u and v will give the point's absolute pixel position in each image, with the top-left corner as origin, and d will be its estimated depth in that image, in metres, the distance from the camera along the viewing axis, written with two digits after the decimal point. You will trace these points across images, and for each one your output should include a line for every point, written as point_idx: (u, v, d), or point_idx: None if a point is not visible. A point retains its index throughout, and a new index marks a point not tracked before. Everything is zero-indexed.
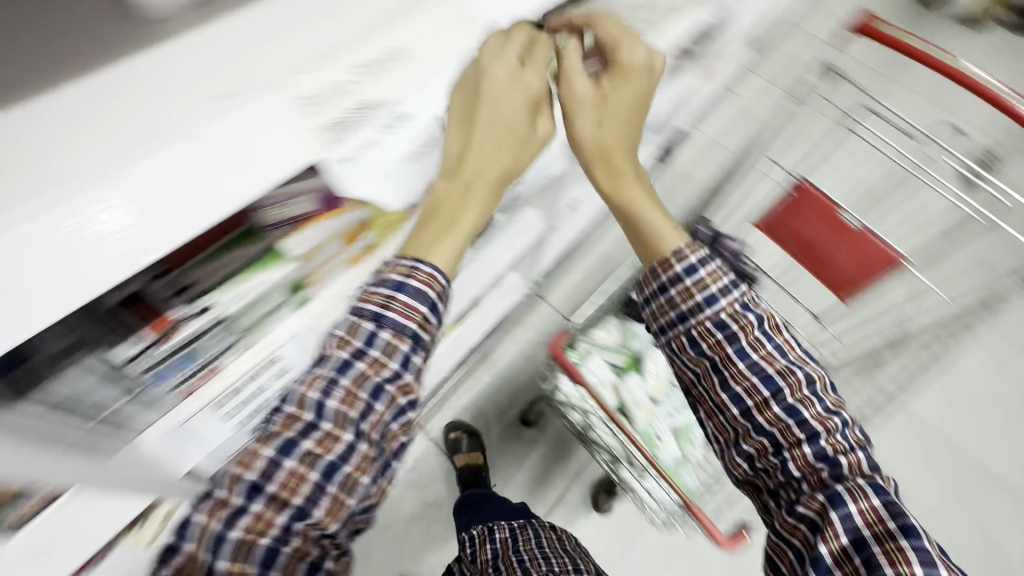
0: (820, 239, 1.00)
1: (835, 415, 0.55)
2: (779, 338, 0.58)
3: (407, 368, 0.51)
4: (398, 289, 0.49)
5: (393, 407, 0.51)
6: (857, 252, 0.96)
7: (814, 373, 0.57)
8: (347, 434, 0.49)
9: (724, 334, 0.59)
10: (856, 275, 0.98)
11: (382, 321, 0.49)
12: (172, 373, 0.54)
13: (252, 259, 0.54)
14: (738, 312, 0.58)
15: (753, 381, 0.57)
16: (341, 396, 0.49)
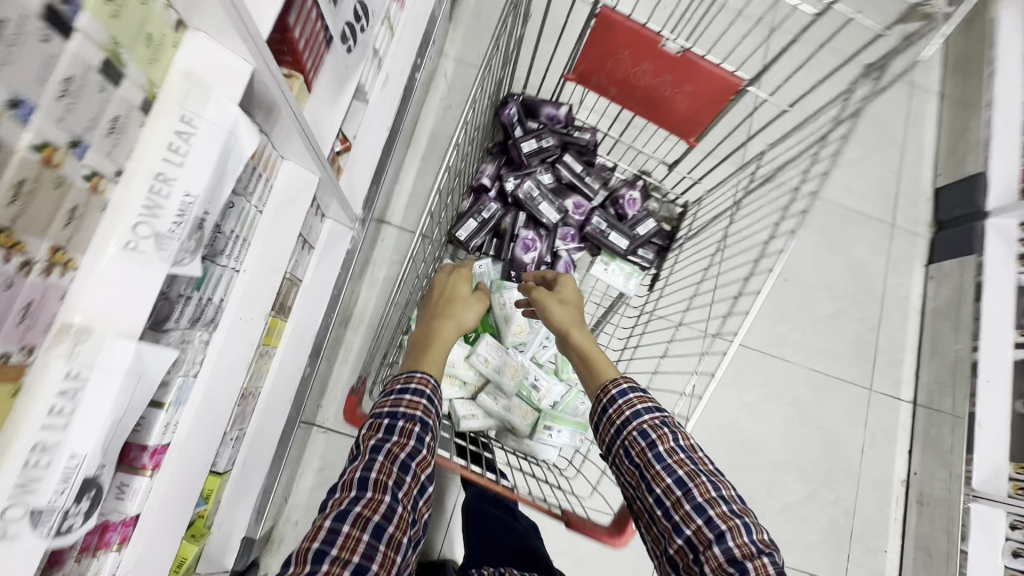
0: (643, 79, 0.77)
1: (737, 518, 0.65)
2: (692, 455, 0.71)
3: (421, 442, 0.71)
4: (407, 392, 0.74)
5: (416, 479, 0.70)
6: (687, 86, 0.76)
7: (724, 486, 0.68)
8: (385, 497, 0.65)
9: (648, 442, 0.72)
10: (695, 112, 0.79)
11: (395, 414, 0.72)
12: None
13: None
14: (659, 424, 0.73)
15: (669, 483, 0.68)
16: (379, 467, 0.67)
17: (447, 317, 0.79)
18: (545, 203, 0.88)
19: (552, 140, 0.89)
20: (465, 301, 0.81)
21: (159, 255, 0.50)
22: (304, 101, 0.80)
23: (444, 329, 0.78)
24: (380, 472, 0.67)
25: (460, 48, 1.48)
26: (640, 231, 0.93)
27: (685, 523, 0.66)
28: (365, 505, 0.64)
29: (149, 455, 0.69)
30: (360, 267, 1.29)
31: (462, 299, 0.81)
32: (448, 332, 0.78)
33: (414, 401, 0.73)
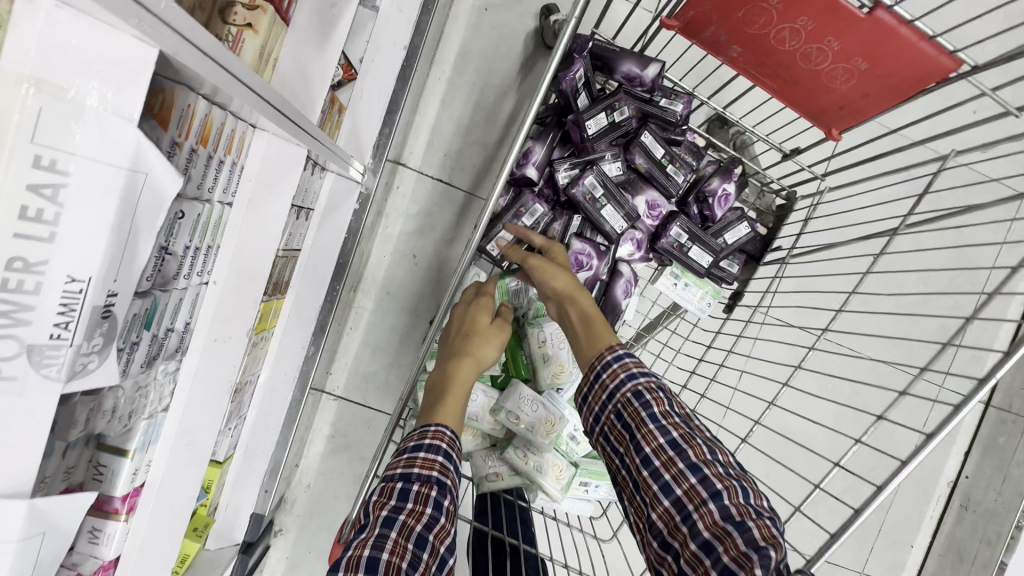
0: (788, 40, 0.55)
1: (734, 477, 0.55)
2: (687, 416, 0.61)
3: (439, 510, 0.56)
4: (421, 448, 0.60)
5: (437, 555, 0.54)
6: (858, 61, 0.53)
7: (718, 446, 0.59)
8: None
9: (640, 401, 0.61)
10: (852, 95, 0.57)
11: (408, 476, 0.58)
12: None
13: None
14: (652, 383, 0.62)
15: (660, 442, 0.58)
16: (390, 546, 0.51)
17: (468, 352, 0.69)
18: (610, 207, 0.72)
19: (631, 110, 0.71)
20: (486, 333, 0.71)
21: (42, 375, 0.33)
22: (279, 42, 0.55)
23: (468, 368, 0.67)
24: (391, 548, 0.51)
25: None
26: (729, 239, 0.75)
27: (675, 483, 0.56)
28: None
29: (122, 500, 0.58)
30: (371, 222, 1.09)
31: (482, 332, 0.71)
32: (468, 371, 0.67)
33: (429, 459, 0.60)
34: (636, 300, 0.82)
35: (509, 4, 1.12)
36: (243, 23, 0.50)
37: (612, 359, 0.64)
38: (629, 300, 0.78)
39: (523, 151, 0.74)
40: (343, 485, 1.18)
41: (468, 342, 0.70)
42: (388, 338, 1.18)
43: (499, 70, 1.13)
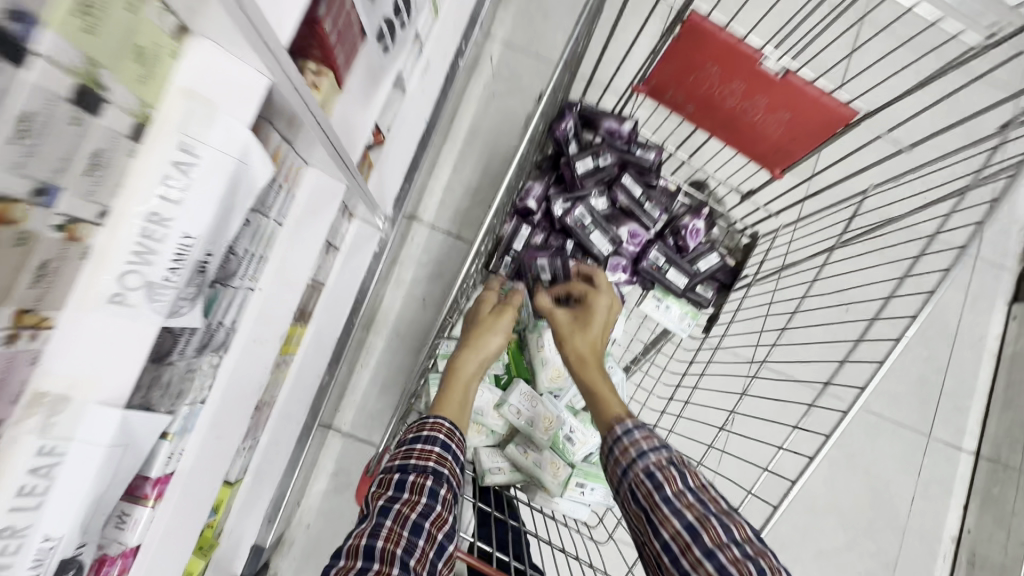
0: (730, 98, 0.69)
1: (749, 560, 0.57)
2: (703, 494, 0.64)
3: (433, 499, 0.61)
4: (419, 441, 0.67)
5: (434, 541, 0.58)
6: (785, 113, 0.67)
7: (732, 523, 0.61)
8: (395, 569, 0.53)
9: (653, 482, 0.65)
10: (785, 142, 0.71)
11: (405, 468, 0.64)
12: None
13: None
14: (664, 463, 0.66)
15: (676, 525, 0.61)
16: (386, 533, 0.56)
17: (476, 343, 0.78)
18: (597, 232, 0.85)
19: (611, 158, 0.85)
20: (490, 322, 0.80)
21: (151, 308, 0.42)
22: (333, 103, 0.70)
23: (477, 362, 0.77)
24: (387, 534, 0.56)
25: (509, 31, 1.34)
26: (702, 267, 0.86)
27: (693, 568, 0.59)
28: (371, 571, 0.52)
29: (152, 486, 0.63)
30: (385, 269, 1.21)
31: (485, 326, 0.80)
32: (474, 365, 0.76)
33: (426, 451, 0.66)
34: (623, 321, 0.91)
35: (513, 92, 1.34)
36: (311, 83, 0.65)
37: (623, 429, 0.71)
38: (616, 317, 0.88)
39: (523, 188, 0.88)
40: (342, 526, 1.19)
41: (473, 338, 0.79)
42: (396, 377, 1.25)
43: (504, 143, 1.32)
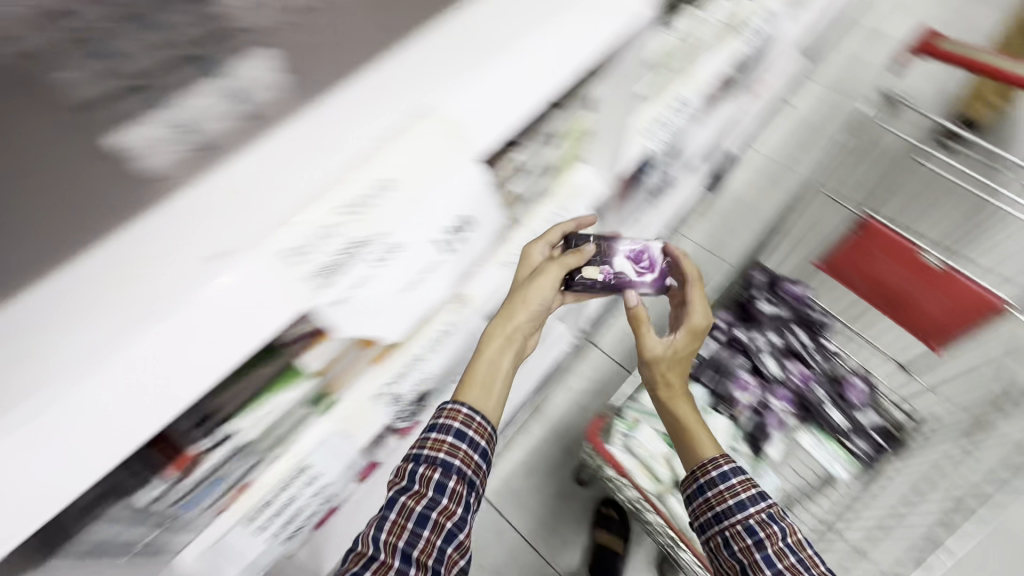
0: (896, 279, 0.93)
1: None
2: (800, 554, 0.62)
3: (440, 493, 0.62)
4: (433, 430, 0.65)
5: (440, 529, 0.61)
6: (944, 298, 0.88)
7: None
8: (395, 559, 0.58)
9: (753, 539, 0.64)
10: (946, 322, 0.90)
11: (417, 457, 0.63)
12: (202, 498, 0.52)
13: (270, 378, 0.53)
14: (765, 521, 0.65)
15: None
16: (391, 526, 0.60)
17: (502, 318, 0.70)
18: (769, 359, 1.05)
19: (787, 310, 1.08)
20: (525, 295, 0.70)
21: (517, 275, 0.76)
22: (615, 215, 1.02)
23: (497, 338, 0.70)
24: (393, 529, 0.60)
25: (702, 236, 1.75)
26: (861, 418, 1.00)
27: None
28: (378, 564, 0.58)
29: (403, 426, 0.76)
30: (562, 372, 1.49)
31: (517, 303, 0.69)
32: (495, 348, 0.68)
33: (440, 440, 0.64)
34: (783, 446, 1.01)
35: (696, 276, 1.68)
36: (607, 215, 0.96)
37: (717, 474, 0.72)
38: (777, 434, 1.00)
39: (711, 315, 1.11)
40: None
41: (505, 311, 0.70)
42: (542, 466, 1.40)
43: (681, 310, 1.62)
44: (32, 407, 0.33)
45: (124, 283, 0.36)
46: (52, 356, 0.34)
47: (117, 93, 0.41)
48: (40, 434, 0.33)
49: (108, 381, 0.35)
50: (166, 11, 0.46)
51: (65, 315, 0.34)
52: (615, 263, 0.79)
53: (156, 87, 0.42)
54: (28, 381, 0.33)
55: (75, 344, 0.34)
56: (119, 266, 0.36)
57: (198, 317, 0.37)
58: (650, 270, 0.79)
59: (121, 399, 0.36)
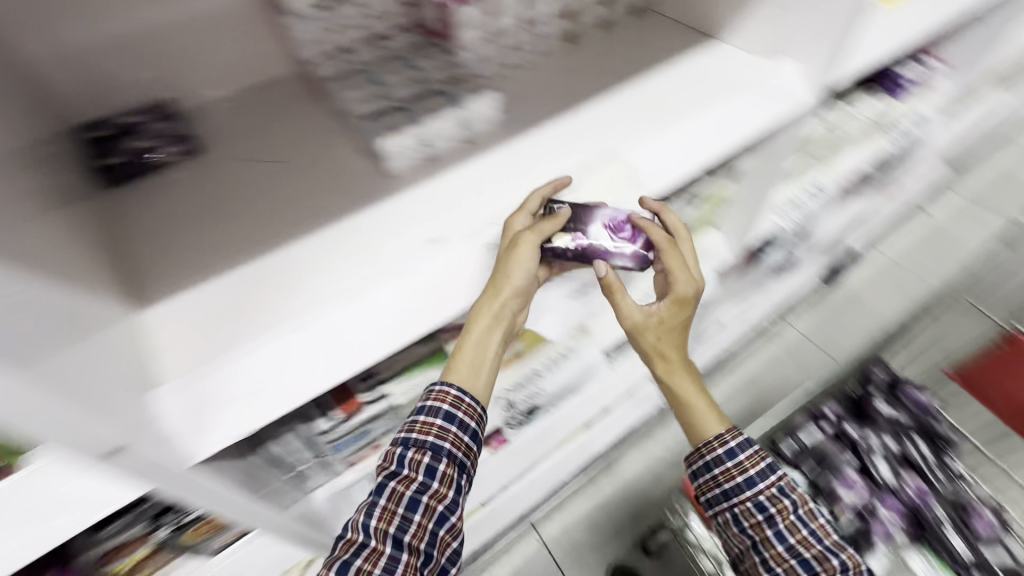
0: None
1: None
2: (815, 526, 0.58)
3: (433, 478, 0.55)
4: (421, 413, 0.56)
5: (431, 514, 0.54)
6: None
7: (851, 563, 0.55)
8: (387, 545, 0.52)
9: (765, 515, 0.59)
10: None
11: (407, 442, 0.55)
12: (347, 445, 0.61)
13: (423, 357, 0.62)
14: (777, 495, 0.60)
15: (791, 563, 0.57)
16: (382, 513, 0.53)
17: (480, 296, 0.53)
18: (881, 464, 0.98)
19: (907, 416, 1.02)
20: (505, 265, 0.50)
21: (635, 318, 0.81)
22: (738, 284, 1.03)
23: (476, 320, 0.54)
24: (384, 514, 0.53)
25: (810, 327, 1.68)
26: (989, 554, 0.89)
27: None
28: (370, 551, 0.51)
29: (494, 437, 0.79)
30: (642, 433, 1.46)
31: (499, 282, 0.50)
32: (484, 325, 0.53)
33: (428, 423, 0.56)
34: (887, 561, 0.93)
35: (798, 367, 1.61)
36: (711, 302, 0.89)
37: (724, 452, 0.62)
38: (883, 546, 0.92)
39: (819, 404, 1.07)
40: None
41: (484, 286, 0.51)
42: (606, 524, 1.37)
43: (778, 398, 1.54)
44: (260, 340, 0.43)
45: (349, 259, 0.48)
46: (289, 306, 0.45)
47: (384, 114, 0.55)
48: (301, 344, 0.43)
49: (303, 337, 0.44)
50: (423, 59, 0.61)
51: (310, 277, 0.47)
52: (591, 231, 0.57)
53: (412, 112, 0.55)
54: (267, 320, 0.44)
55: (329, 287, 0.46)
56: (349, 249, 0.49)
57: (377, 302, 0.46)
58: (638, 235, 0.58)
59: (308, 354, 0.44)
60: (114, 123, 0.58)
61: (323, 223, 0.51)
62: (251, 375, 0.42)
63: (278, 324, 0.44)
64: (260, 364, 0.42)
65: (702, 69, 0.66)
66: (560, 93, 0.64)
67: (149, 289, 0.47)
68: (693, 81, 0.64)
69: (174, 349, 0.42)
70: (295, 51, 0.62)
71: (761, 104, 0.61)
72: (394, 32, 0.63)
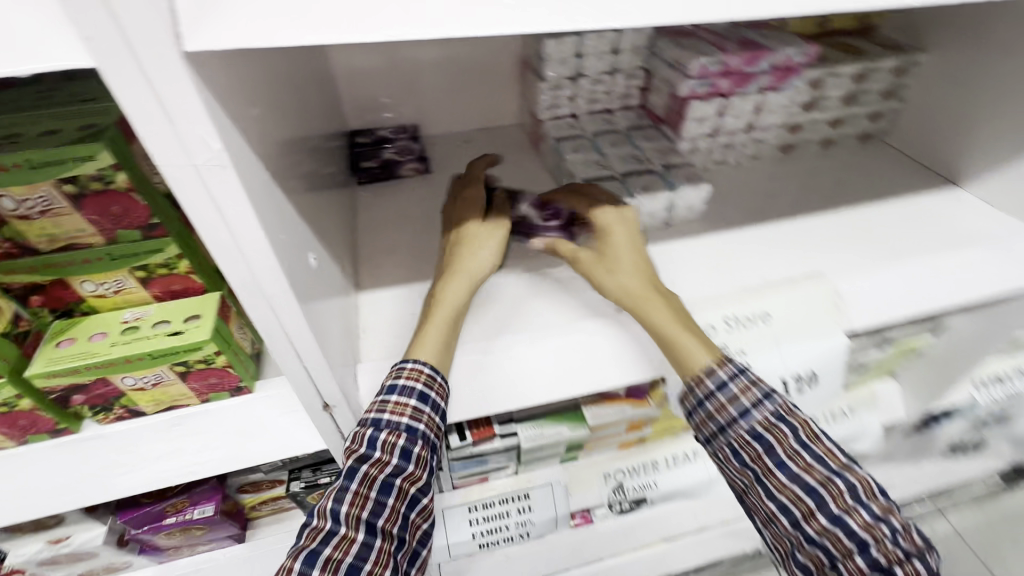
0: None
1: (888, 526, 0.33)
2: (821, 448, 0.36)
3: (410, 459, 0.41)
4: (393, 393, 0.41)
5: (402, 497, 0.40)
6: None
7: (861, 483, 0.34)
8: (360, 533, 0.37)
9: (750, 437, 0.38)
10: None
11: (378, 425, 0.40)
12: (463, 466, 0.63)
13: (559, 408, 0.62)
14: (768, 414, 0.38)
15: (791, 492, 0.35)
16: (352, 499, 0.38)
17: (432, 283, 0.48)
18: None
19: None
20: (458, 248, 0.49)
21: None
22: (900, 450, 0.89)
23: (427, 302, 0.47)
24: (355, 499, 0.38)
25: None
26: None
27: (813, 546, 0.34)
28: (338, 541, 0.36)
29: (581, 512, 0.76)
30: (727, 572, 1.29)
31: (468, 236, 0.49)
32: (446, 299, 0.45)
33: (403, 404, 0.41)
34: None
35: None
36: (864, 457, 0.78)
37: (714, 385, 0.39)
38: None
39: None
40: None
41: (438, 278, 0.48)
42: None
43: None
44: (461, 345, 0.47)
45: (545, 300, 0.51)
46: (487, 323, 0.49)
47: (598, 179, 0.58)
48: (487, 362, 0.46)
49: (492, 357, 0.46)
50: (644, 140, 0.64)
51: (510, 303, 0.51)
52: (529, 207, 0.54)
53: (624, 183, 0.58)
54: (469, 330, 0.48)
55: (526, 318, 0.49)
56: (547, 290, 0.51)
57: (564, 348, 0.46)
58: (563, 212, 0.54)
59: (489, 373, 0.45)
60: (371, 134, 0.70)
61: (520, 262, 0.55)
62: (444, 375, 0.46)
63: (476, 336, 0.48)
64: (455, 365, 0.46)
65: (933, 212, 0.61)
66: (768, 201, 0.64)
67: (364, 276, 0.54)
68: (920, 224, 0.59)
69: (376, 337, 0.48)
70: (531, 109, 0.70)
71: (1007, 267, 0.54)
72: (620, 112, 0.69)
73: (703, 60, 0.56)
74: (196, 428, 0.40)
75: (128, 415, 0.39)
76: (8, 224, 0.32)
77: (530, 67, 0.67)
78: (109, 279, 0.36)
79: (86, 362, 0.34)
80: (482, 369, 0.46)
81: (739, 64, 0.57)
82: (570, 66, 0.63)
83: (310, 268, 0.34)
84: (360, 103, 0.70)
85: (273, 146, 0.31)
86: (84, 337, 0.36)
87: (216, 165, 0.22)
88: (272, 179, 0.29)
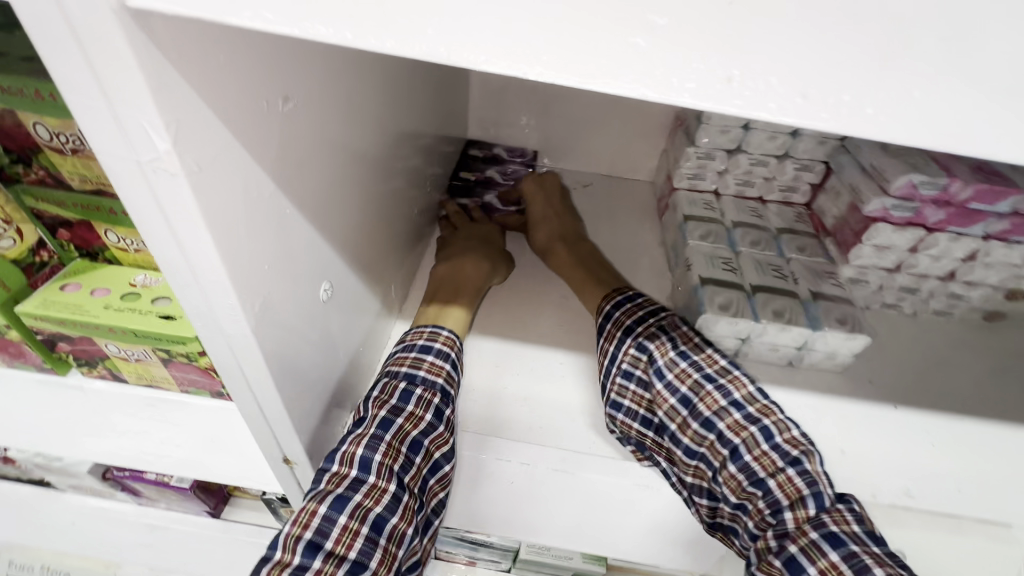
0: None
1: (758, 427, 0.33)
2: (699, 358, 0.37)
3: (441, 417, 0.35)
4: (428, 353, 0.38)
5: (429, 455, 0.34)
6: None
7: (735, 388, 0.35)
8: (393, 482, 0.31)
9: (640, 357, 0.38)
10: None
11: (413, 381, 0.36)
12: (450, 543, 0.54)
13: None
14: (654, 332, 0.39)
15: (670, 402, 0.36)
16: (386, 448, 0.32)
17: (446, 265, 0.49)
18: None
19: None
20: (482, 246, 0.52)
21: None
22: None
23: (439, 280, 0.48)
24: (387, 451, 0.32)
25: None
26: None
27: (693, 454, 0.35)
28: (367, 491, 0.31)
29: None
30: None
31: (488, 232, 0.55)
32: (473, 279, 0.48)
33: (439, 366, 0.37)
34: None
35: None
36: None
37: (605, 318, 0.43)
38: None
39: None
40: None
41: (452, 265, 0.49)
42: None
43: None
44: (493, 446, 0.38)
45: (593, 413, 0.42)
46: (521, 421, 0.40)
47: (723, 283, 0.45)
48: (523, 479, 0.36)
49: (526, 474, 0.37)
50: (795, 249, 0.51)
51: (554, 405, 0.42)
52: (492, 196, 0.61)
53: (751, 298, 0.45)
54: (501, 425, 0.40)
55: (566, 433, 0.40)
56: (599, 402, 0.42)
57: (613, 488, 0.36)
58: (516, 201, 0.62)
59: (525, 495, 0.36)
60: (487, 149, 0.65)
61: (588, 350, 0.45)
62: (475, 477, 0.37)
63: (513, 436, 0.39)
64: (489, 468, 0.37)
65: None
66: (945, 380, 0.47)
67: (413, 306, 0.49)
68: None
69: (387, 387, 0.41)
70: (668, 171, 0.59)
71: None
72: (776, 206, 0.56)
73: (913, 176, 0.42)
74: (166, 416, 0.36)
75: (110, 378, 0.36)
76: (43, 151, 0.29)
77: (683, 126, 0.56)
78: (132, 236, 0.32)
79: (72, 316, 0.31)
80: (518, 486, 0.36)
81: (967, 196, 0.42)
82: (732, 136, 0.52)
83: (316, 302, 0.28)
84: (484, 115, 0.65)
85: (312, 151, 0.24)
86: (89, 287, 0.33)
87: (162, 170, 0.16)
88: (285, 193, 0.22)
